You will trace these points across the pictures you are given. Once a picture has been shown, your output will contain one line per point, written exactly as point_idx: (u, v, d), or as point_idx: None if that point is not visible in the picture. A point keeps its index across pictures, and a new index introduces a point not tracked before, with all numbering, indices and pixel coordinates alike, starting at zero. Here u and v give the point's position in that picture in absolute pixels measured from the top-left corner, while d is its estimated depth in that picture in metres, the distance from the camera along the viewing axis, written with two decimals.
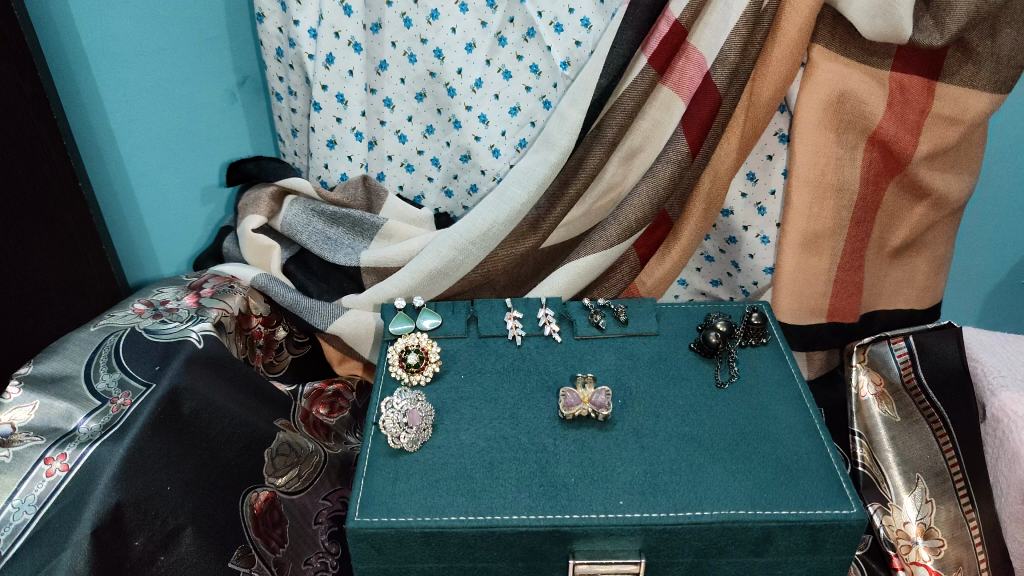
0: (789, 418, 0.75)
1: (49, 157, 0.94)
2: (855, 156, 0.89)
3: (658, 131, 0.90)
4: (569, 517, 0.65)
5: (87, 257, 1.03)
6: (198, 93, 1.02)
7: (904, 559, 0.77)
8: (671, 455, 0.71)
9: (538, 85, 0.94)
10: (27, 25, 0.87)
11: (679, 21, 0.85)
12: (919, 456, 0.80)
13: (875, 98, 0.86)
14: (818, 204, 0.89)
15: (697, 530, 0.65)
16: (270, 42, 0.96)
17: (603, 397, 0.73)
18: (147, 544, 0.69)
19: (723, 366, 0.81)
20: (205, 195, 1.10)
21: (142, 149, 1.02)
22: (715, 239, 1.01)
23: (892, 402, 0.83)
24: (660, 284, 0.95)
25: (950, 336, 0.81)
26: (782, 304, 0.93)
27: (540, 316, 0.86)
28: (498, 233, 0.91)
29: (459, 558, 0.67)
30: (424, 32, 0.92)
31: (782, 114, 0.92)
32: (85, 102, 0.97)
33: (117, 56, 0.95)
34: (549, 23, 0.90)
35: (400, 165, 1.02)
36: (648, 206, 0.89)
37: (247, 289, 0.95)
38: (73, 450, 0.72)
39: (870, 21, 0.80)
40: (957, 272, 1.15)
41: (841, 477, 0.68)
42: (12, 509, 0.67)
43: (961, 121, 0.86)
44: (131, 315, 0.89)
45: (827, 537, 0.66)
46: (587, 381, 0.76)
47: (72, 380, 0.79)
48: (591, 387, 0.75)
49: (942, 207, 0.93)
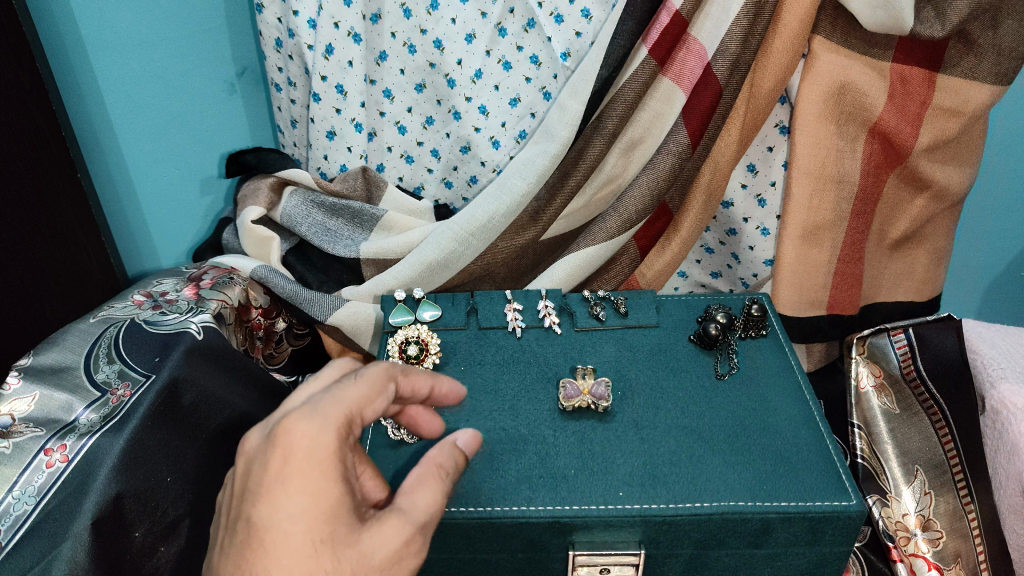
0: (789, 410, 0.75)
1: (47, 148, 0.93)
2: (855, 148, 0.88)
3: (658, 123, 0.89)
4: (569, 508, 0.65)
5: (87, 248, 1.03)
6: (197, 84, 1.01)
7: (903, 550, 0.77)
8: (671, 447, 0.71)
9: (538, 76, 0.94)
10: (25, 15, 0.87)
11: (679, 13, 0.84)
12: (918, 447, 0.81)
13: (875, 90, 0.85)
14: (818, 196, 0.89)
15: (697, 521, 0.65)
16: (269, 32, 0.96)
17: (603, 388, 0.74)
18: (148, 535, 0.70)
19: (723, 358, 0.81)
20: (204, 184, 1.10)
21: (142, 140, 1.03)
22: (715, 231, 1.01)
23: (892, 394, 0.84)
24: (660, 275, 0.95)
25: (950, 328, 0.81)
26: (782, 296, 0.93)
27: (540, 308, 0.86)
28: (498, 224, 0.91)
29: (459, 549, 0.68)
30: (423, 22, 0.91)
31: (783, 106, 0.92)
32: (84, 93, 0.97)
33: (115, 47, 0.95)
34: (549, 13, 0.89)
35: (400, 156, 1.03)
36: (648, 198, 0.89)
37: (247, 280, 0.95)
38: (73, 441, 0.72)
39: (871, 12, 0.80)
40: (957, 264, 1.15)
41: (840, 468, 0.68)
42: (12, 501, 0.67)
43: (961, 113, 0.86)
44: (131, 306, 0.89)
45: (826, 528, 0.66)
46: (587, 372, 0.76)
47: (72, 371, 0.79)
48: (590, 378, 0.76)
49: (941, 199, 0.93)
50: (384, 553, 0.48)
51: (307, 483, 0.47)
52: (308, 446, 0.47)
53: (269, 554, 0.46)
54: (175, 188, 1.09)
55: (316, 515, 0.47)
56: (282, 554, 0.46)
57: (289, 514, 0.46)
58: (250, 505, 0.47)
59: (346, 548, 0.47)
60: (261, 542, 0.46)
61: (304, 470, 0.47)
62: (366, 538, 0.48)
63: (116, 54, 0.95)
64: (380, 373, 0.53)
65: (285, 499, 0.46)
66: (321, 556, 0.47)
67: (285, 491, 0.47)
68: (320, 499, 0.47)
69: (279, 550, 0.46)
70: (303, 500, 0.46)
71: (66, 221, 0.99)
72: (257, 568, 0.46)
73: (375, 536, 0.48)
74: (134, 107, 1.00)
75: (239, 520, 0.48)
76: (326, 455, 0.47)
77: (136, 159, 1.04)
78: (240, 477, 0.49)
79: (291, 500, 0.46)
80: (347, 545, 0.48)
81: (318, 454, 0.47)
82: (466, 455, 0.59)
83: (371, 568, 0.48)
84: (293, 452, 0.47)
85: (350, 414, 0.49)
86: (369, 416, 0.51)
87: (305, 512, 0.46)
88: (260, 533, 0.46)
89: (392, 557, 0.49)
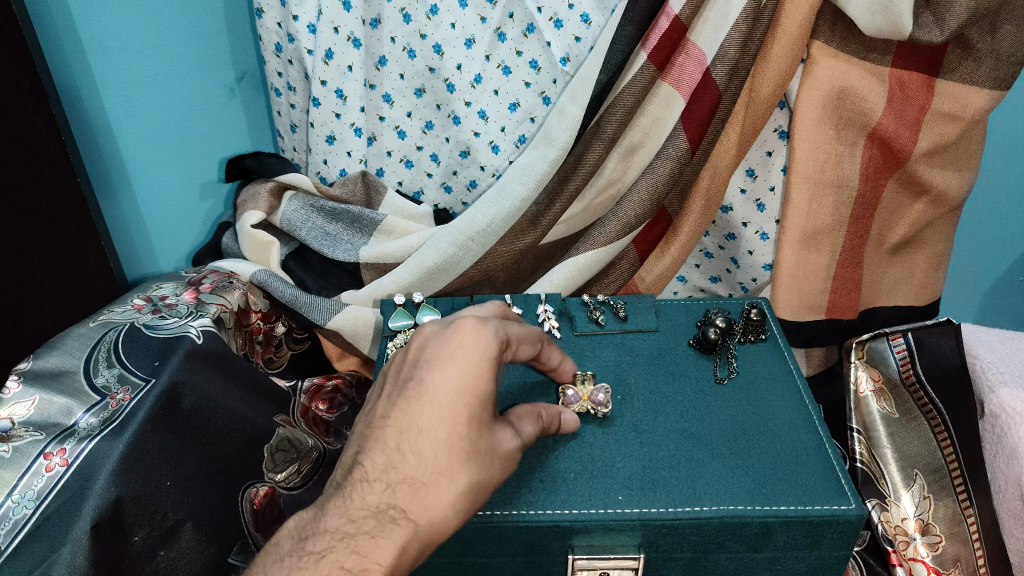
0: (789, 414, 0.75)
1: (47, 152, 0.93)
2: (854, 152, 0.89)
3: (657, 127, 0.90)
4: (568, 512, 0.65)
5: (86, 251, 1.03)
6: (197, 88, 1.01)
7: (902, 555, 0.77)
8: (671, 450, 0.71)
9: (538, 81, 0.94)
10: (24, 19, 0.87)
11: (679, 17, 0.84)
12: (917, 452, 0.80)
13: (875, 94, 0.86)
14: (818, 200, 0.89)
15: (697, 525, 0.65)
16: (269, 37, 0.96)
17: (603, 397, 0.73)
18: (147, 539, 0.70)
19: (722, 363, 0.81)
20: (204, 190, 1.10)
21: (142, 142, 1.03)
22: (715, 235, 1.02)
23: (890, 399, 0.83)
24: (659, 280, 0.95)
25: (948, 332, 0.81)
26: (781, 301, 0.93)
27: (539, 312, 0.86)
28: (498, 229, 0.91)
29: (460, 553, 0.68)
30: (423, 27, 0.92)
31: (782, 110, 0.92)
32: (84, 97, 0.97)
33: (115, 52, 0.95)
34: (549, 18, 0.89)
35: (400, 161, 1.03)
36: (648, 203, 0.89)
37: (247, 285, 0.96)
38: (73, 445, 0.72)
39: (870, 18, 0.80)
40: (956, 268, 1.15)
41: (840, 473, 0.68)
42: (12, 504, 0.67)
43: (960, 118, 0.86)
44: (131, 310, 0.89)
45: (826, 532, 0.66)
46: (586, 377, 0.75)
47: (72, 375, 0.79)
48: (590, 383, 0.74)
49: (940, 204, 0.93)
50: (506, 448, 0.56)
51: (472, 365, 0.55)
52: (479, 341, 0.56)
53: (431, 410, 0.54)
54: (175, 191, 1.09)
55: (472, 392, 0.54)
56: (441, 410, 0.54)
57: (453, 384, 0.54)
58: (423, 370, 0.56)
59: (482, 430, 0.54)
60: (428, 400, 0.54)
61: (472, 358, 0.55)
62: (497, 431, 0.56)
63: (116, 58, 0.95)
64: (536, 332, 0.65)
65: (454, 372, 0.55)
66: (469, 426, 0.53)
67: (453, 367, 0.55)
68: (479, 382, 0.55)
69: (440, 408, 0.54)
70: (466, 377, 0.55)
71: (65, 225, 0.99)
72: (418, 417, 0.54)
73: (504, 433, 0.56)
74: (134, 111, 1.00)
75: (409, 380, 0.56)
76: (491, 353, 0.56)
77: (136, 162, 1.05)
78: (415, 351, 0.58)
79: (457, 374, 0.55)
80: (484, 429, 0.54)
81: (486, 350, 0.56)
82: (562, 430, 0.69)
83: (497, 456, 0.55)
84: (467, 345, 0.56)
85: (511, 337, 0.60)
86: (517, 354, 0.62)
87: (467, 388, 0.54)
88: (428, 393, 0.54)
89: (509, 454, 0.56)
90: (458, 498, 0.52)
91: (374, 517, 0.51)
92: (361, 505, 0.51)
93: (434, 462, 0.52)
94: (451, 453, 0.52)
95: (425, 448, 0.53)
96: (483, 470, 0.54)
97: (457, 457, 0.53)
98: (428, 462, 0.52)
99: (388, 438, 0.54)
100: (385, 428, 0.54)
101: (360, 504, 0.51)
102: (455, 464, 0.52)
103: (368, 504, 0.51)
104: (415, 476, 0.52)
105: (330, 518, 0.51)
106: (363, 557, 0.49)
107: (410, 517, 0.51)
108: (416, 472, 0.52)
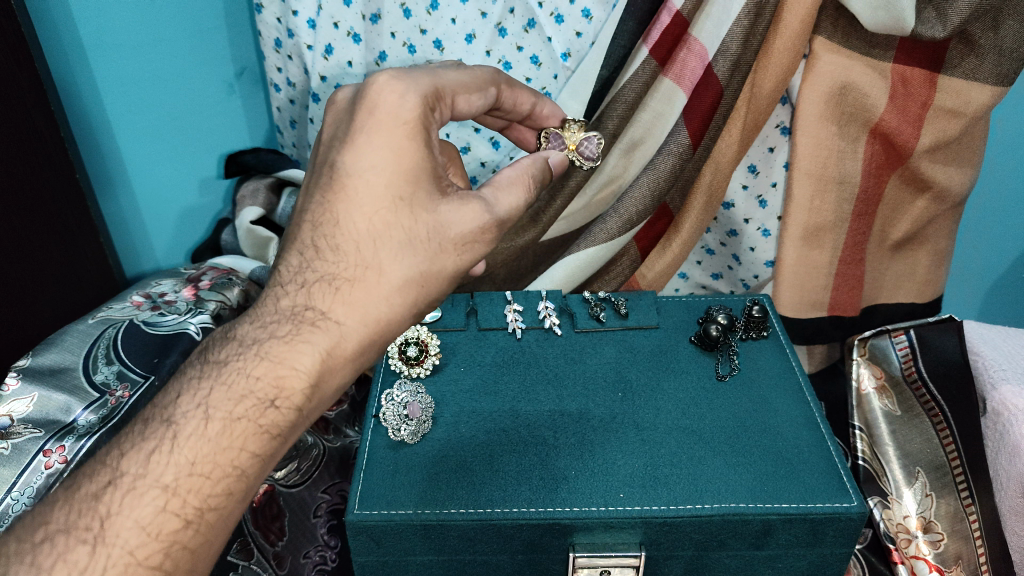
0: (789, 411, 0.75)
1: (47, 147, 0.93)
2: (855, 148, 0.88)
3: (658, 123, 0.89)
4: (569, 510, 0.65)
5: (86, 248, 1.03)
6: (197, 84, 1.01)
7: (904, 552, 0.77)
8: (671, 448, 0.71)
9: (538, 77, 0.94)
10: (23, 15, 0.86)
11: (680, 13, 0.82)
12: (919, 449, 0.81)
13: (876, 90, 0.85)
14: (818, 197, 0.89)
15: (698, 523, 0.65)
16: (269, 32, 0.96)
17: (591, 149, 0.78)
18: None
19: (723, 359, 0.81)
20: (203, 186, 1.10)
21: (141, 139, 1.03)
22: (715, 232, 1.02)
23: (892, 395, 0.84)
24: (660, 277, 0.97)
25: (951, 329, 0.81)
26: (782, 298, 0.94)
27: (540, 308, 0.86)
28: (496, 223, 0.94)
29: (459, 551, 0.68)
30: (424, 22, 0.91)
31: (785, 106, 0.92)
32: (84, 94, 0.97)
33: (114, 47, 0.94)
34: (549, 13, 0.88)
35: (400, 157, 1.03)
36: (649, 198, 0.88)
37: (246, 281, 0.96)
38: (72, 442, 0.71)
39: (872, 13, 0.79)
40: (957, 266, 1.16)
41: (841, 470, 0.68)
42: (11, 501, 0.66)
43: (962, 114, 0.84)
44: (129, 307, 0.89)
45: (827, 529, 0.66)
46: (575, 125, 0.77)
47: (71, 371, 0.79)
48: (578, 131, 0.77)
49: (943, 200, 0.92)
50: (458, 231, 0.54)
51: (388, 136, 0.53)
52: (396, 106, 0.53)
53: (348, 195, 0.53)
54: (174, 188, 1.09)
55: (395, 170, 0.53)
56: (360, 202, 0.52)
57: (369, 161, 0.53)
58: (335, 154, 0.54)
59: (421, 210, 0.53)
60: (342, 186, 0.53)
61: (389, 130, 0.53)
62: (443, 211, 0.54)
63: (117, 55, 0.95)
64: (480, 78, 0.62)
65: (370, 150, 0.53)
66: (394, 211, 0.53)
67: (368, 144, 0.53)
68: (400, 154, 0.53)
69: (360, 198, 0.53)
70: (385, 152, 0.53)
71: (65, 223, 0.98)
72: (334, 209, 0.53)
73: (452, 212, 0.54)
74: (133, 108, 1.00)
75: (324, 165, 0.55)
76: (409, 117, 0.53)
77: (136, 159, 1.04)
78: (335, 127, 0.56)
79: (374, 151, 0.53)
80: (422, 210, 0.53)
81: (404, 116, 0.53)
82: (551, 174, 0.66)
83: (445, 240, 0.53)
84: (379, 113, 0.53)
85: (441, 89, 0.56)
86: (458, 104, 0.59)
87: (387, 169, 0.53)
88: (342, 179, 0.53)
89: (462, 240, 0.54)
90: (395, 292, 0.53)
91: (290, 322, 0.52)
92: (272, 312, 0.54)
93: (356, 255, 0.52)
94: (376, 245, 0.52)
95: (342, 243, 0.53)
96: (424, 261, 0.53)
97: (386, 250, 0.52)
98: (348, 258, 0.52)
99: (304, 236, 0.54)
100: (302, 225, 0.54)
101: (273, 311, 0.54)
102: (385, 259, 0.52)
103: (281, 312, 0.53)
104: (335, 274, 0.53)
105: (246, 328, 0.54)
106: (276, 364, 0.51)
107: (332, 318, 0.52)
108: (335, 269, 0.52)
